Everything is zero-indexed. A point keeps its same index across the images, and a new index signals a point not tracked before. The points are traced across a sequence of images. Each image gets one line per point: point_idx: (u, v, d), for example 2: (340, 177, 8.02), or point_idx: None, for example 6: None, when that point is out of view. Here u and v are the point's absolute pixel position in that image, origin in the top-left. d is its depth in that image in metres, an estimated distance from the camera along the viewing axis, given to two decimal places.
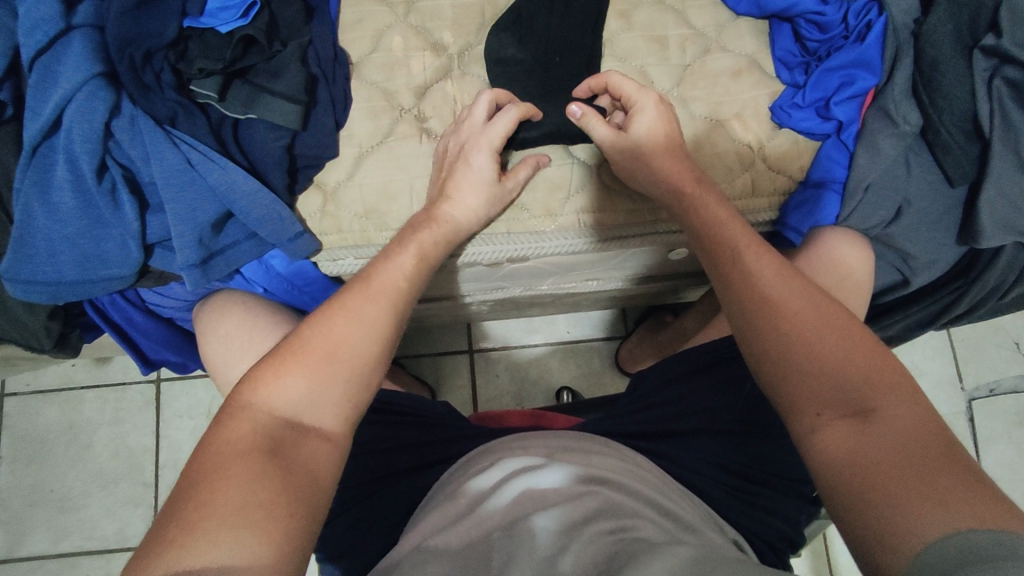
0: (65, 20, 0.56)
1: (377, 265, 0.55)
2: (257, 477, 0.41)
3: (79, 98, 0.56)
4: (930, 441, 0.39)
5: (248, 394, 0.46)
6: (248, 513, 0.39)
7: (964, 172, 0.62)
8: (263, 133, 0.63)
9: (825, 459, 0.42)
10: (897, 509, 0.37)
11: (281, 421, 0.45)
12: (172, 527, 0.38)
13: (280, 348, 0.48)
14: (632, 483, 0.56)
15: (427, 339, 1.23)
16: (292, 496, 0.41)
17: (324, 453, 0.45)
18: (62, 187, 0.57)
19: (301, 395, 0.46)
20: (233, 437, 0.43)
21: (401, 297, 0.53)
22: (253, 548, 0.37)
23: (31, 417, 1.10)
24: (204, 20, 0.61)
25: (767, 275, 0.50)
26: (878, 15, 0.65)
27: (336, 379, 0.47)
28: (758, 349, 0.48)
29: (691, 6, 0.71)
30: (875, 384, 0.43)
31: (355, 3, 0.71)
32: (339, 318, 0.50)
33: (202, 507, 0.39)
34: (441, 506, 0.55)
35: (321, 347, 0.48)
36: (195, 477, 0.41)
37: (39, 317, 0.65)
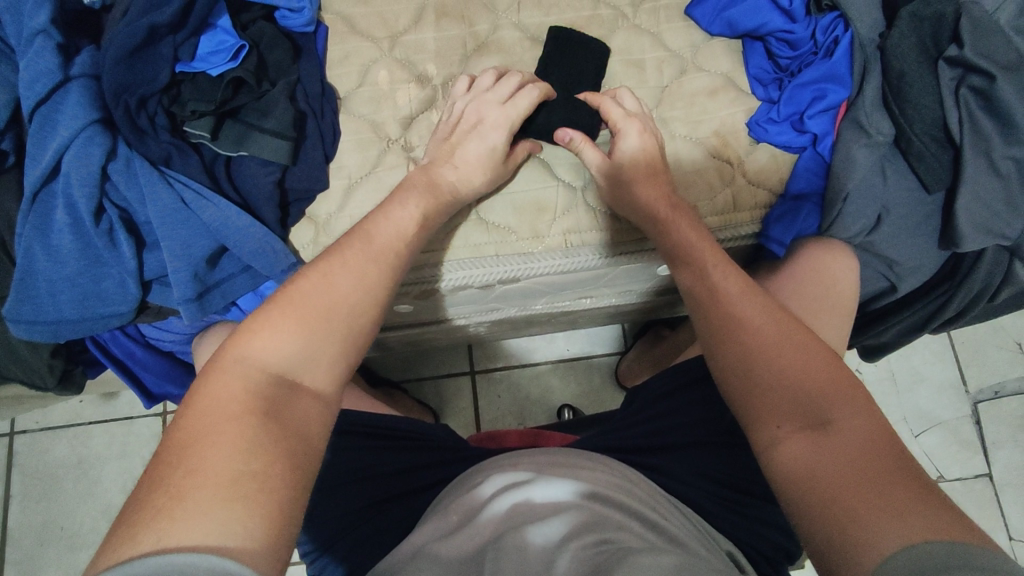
0: (63, 72, 0.58)
1: (374, 227, 0.59)
2: (252, 443, 0.42)
3: (77, 144, 0.58)
4: (880, 452, 0.44)
5: (240, 351, 0.48)
6: (242, 485, 0.40)
7: (939, 178, 0.63)
8: (255, 169, 0.65)
9: (786, 467, 0.47)
10: (853, 516, 0.40)
11: (273, 379, 0.47)
12: (161, 495, 0.39)
13: (272, 306, 0.51)
14: (621, 497, 0.57)
15: (429, 362, 1.24)
16: (289, 460, 0.43)
17: (309, 412, 0.48)
18: (62, 230, 0.59)
19: (293, 356, 0.49)
20: (221, 395, 0.45)
21: (387, 268, 0.57)
22: (244, 523, 0.39)
23: (41, 454, 1.11)
24: (195, 64, 0.64)
25: (718, 290, 0.58)
26: (844, 31, 0.66)
27: (327, 343, 0.51)
28: (723, 359, 0.55)
29: (666, 29, 0.74)
30: (834, 399, 0.48)
31: (341, 40, 0.74)
32: (332, 281, 0.53)
33: (189, 468, 0.40)
34: (435, 517, 0.58)
35: (314, 306, 0.51)
36: (184, 438, 0.42)
37: (42, 355, 0.66)
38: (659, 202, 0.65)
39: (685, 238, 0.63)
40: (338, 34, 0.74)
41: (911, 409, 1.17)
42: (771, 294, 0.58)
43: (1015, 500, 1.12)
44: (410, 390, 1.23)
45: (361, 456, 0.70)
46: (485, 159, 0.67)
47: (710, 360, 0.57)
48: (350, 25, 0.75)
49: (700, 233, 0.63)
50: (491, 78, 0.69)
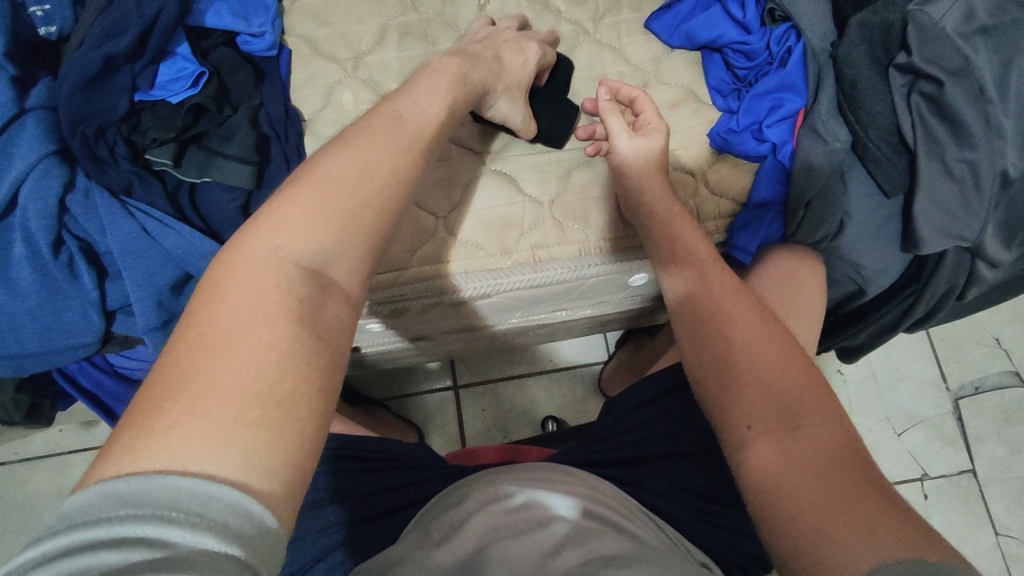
0: (17, 104, 0.58)
1: (403, 108, 0.50)
2: (282, 351, 0.36)
3: (34, 177, 0.58)
4: (845, 462, 0.44)
5: (263, 237, 0.40)
6: (269, 406, 0.34)
7: (895, 183, 0.64)
8: (219, 194, 0.65)
9: (753, 469, 0.47)
10: (814, 525, 0.41)
11: (303, 273, 0.40)
12: (176, 406, 0.33)
13: (303, 187, 0.43)
14: (603, 509, 0.58)
15: (412, 378, 1.24)
16: (324, 375, 0.38)
17: (339, 316, 0.41)
18: (20, 264, 0.58)
19: (325, 246, 0.41)
20: (243, 292, 0.38)
21: (428, 153, 0.48)
22: (272, 451, 0.33)
23: (19, 486, 1.10)
24: (155, 92, 0.63)
25: (690, 298, 0.59)
26: (797, 40, 0.68)
27: (367, 234, 0.43)
28: (706, 356, 0.55)
29: (627, 43, 0.75)
30: (807, 403, 0.48)
31: (305, 63, 0.74)
32: (372, 160, 0.45)
33: (209, 371, 0.34)
34: (418, 531, 0.59)
35: (346, 190, 0.43)
36: (203, 340, 0.35)
37: (7, 390, 0.65)
38: (655, 196, 0.65)
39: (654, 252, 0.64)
40: (303, 56, 0.75)
41: (894, 408, 1.18)
42: (755, 295, 0.58)
43: (1000, 496, 1.13)
44: (393, 407, 1.22)
45: (335, 478, 0.70)
46: (520, 69, 0.68)
47: (686, 363, 0.58)
48: (314, 48, 0.75)
49: (669, 237, 0.63)
50: (512, 22, 0.72)
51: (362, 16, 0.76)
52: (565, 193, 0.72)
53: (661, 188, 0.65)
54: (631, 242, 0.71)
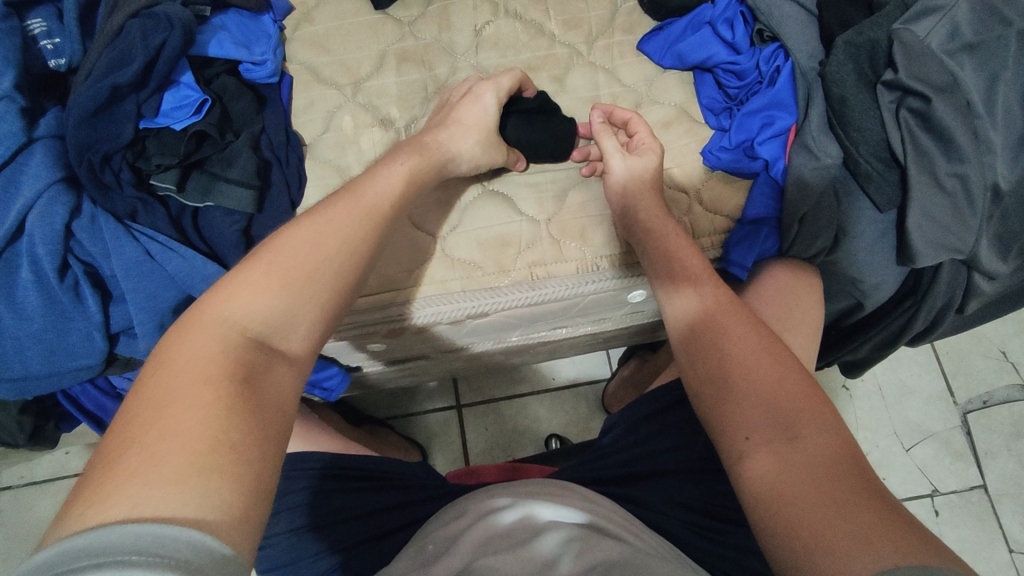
0: (26, 134, 0.60)
1: (364, 183, 0.55)
2: (227, 405, 0.38)
3: (41, 204, 0.59)
4: (841, 472, 0.44)
5: (218, 309, 0.43)
6: (218, 454, 0.35)
7: (889, 198, 0.64)
8: (221, 219, 0.66)
9: (752, 480, 0.47)
10: (813, 534, 0.41)
11: (251, 342, 0.42)
12: (129, 459, 0.34)
13: (253, 263, 0.46)
14: (602, 519, 0.59)
15: (415, 398, 1.24)
16: (270, 429, 0.39)
17: (284, 379, 0.43)
18: (27, 289, 0.59)
19: (274, 315, 0.44)
20: (195, 355, 0.40)
21: (377, 224, 0.52)
22: (222, 494, 0.34)
23: (26, 510, 1.10)
24: (159, 120, 0.65)
25: (686, 316, 0.60)
26: (785, 60, 0.69)
27: (311, 305, 0.46)
28: (702, 371, 0.56)
29: (620, 64, 0.76)
30: (804, 413, 0.48)
31: (305, 89, 0.76)
32: (322, 234, 0.48)
33: (156, 427, 0.35)
34: (411, 551, 0.60)
35: (298, 264, 0.46)
36: (155, 399, 0.37)
37: (10, 413, 0.66)
38: (653, 214, 0.65)
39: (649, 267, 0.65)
40: (303, 83, 0.77)
41: (901, 423, 1.16)
42: (748, 309, 0.58)
43: (1013, 511, 1.11)
44: (397, 427, 1.22)
45: (336, 498, 0.70)
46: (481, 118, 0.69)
47: (683, 375, 0.58)
48: (314, 74, 0.77)
49: (664, 252, 0.64)
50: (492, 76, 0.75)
51: (361, 43, 0.78)
52: (562, 211, 0.73)
53: (655, 205, 0.66)
54: (630, 259, 0.72)
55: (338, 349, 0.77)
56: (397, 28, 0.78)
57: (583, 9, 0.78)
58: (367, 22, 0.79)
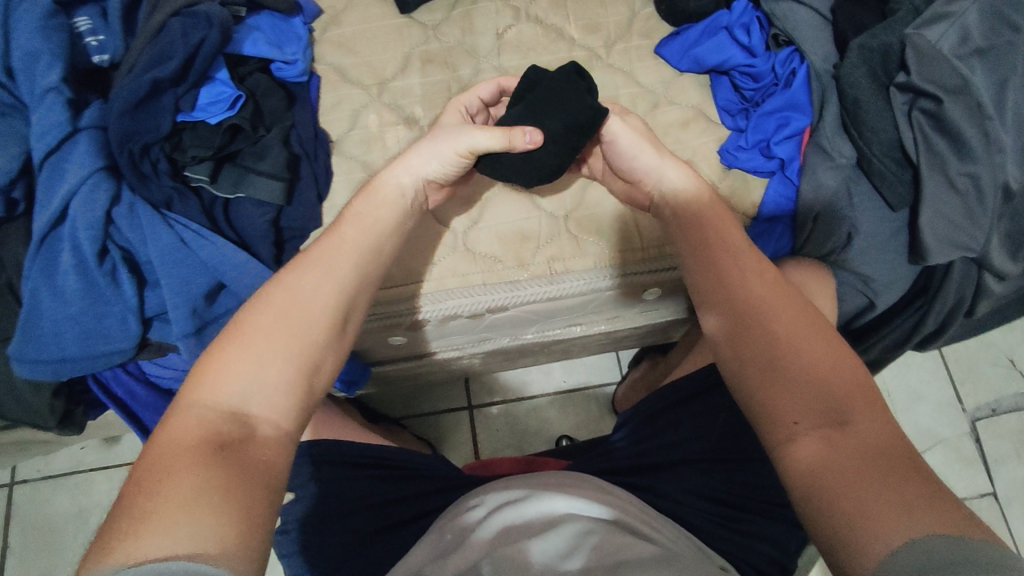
0: (71, 124, 0.63)
1: (329, 232, 0.57)
2: (216, 475, 0.42)
3: (84, 191, 0.62)
4: (893, 459, 0.45)
5: (196, 389, 0.47)
6: (202, 505, 0.40)
7: (901, 196, 0.66)
8: (252, 210, 0.69)
9: (797, 464, 0.48)
10: (869, 521, 0.42)
11: (228, 413, 0.46)
12: (126, 521, 0.39)
13: (237, 334, 0.49)
14: (616, 512, 0.59)
15: (428, 397, 1.25)
16: (258, 491, 0.43)
17: (273, 441, 0.47)
18: (67, 272, 0.62)
19: (246, 383, 0.47)
20: (178, 434, 0.44)
21: (350, 280, 0.54)
22: (210, 536, 0.39)
23: (41, 505, 1.09)
24: (195, 114, 0.67)
25: (724, 295, 0.57)
26: (800, 63, 0.72)
27: (283, 366, 0.49)
28: (746, 352, 0.54)
29: (638, 67, 0.78)
30: (853, 400, 0.49)
31: (333, 88, 0.79)
32: (299, 300, 0.51)
33: (154, 499, 0.40)
34: (429, 539, 0.61)
35: (262, 333, 0.49)
36: (145, 475, 0.42)
37: (43, 395, 0.68)
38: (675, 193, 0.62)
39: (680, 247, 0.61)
40: (331, 82, 0.79)
41: (911, 429, 1.17)
42: (795, 289, 0.57)
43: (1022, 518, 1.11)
44: (410, 426, 1.24)
45: (354, 486, 0.70)
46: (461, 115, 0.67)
47: (720, 358, 0.56)
48: (341, 74, 0.80)
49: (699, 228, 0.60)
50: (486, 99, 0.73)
51: (387, 45, 0.81)
52: (581, 207, 0.75)
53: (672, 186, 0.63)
54: (646, 254, 0.73)
55: (359, 342, 0.79)
56: (421, 31, 0.81)
57: (602, 14, 0.80)
58: (392, 24, 0.82)
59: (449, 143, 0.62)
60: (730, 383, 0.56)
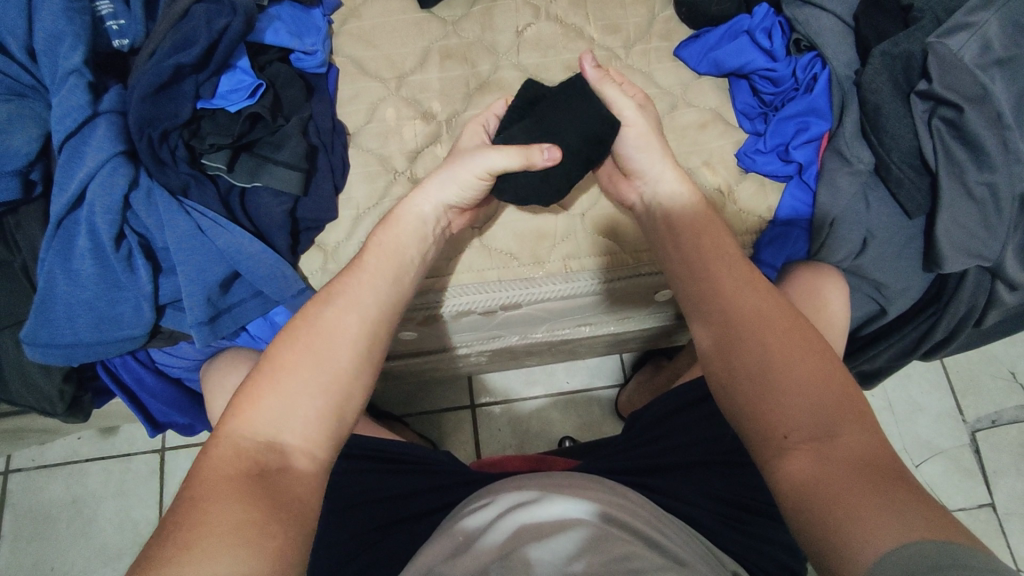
0: (92, 107, 0.63)
1: (361, 259, 0.57)
2: (253, 511, 0.42)
3: (102, 174, 0.61)
4: (884, 473, 0.42)
5: (232, 422, 0.47)
6: (244, 531, 0.41)
7: (919, 204, 0.66)
8: (268, 199, 0.68)
9: (788, 481, 0.44)
10: (860, 539, 0.38)
11: (263, 446, 0.46)
12: (169, 549, 0.39)
13: (272, 368, 0.49)
14: (623, 517, 0.55)
15: (430, 395, 1.25)
16: (294, 525, 0.43)
17: (307, 477, 0.46)
18: (83, 256, 0.62)
19: (281, 417, 0.47)
20: (215, 467, 0.44)
21: (382, 310, 0.54)
22: (251, 562, 0.39)
23: (35, 494, 1.06)
24: (215, 101, 0.68)
25: (715, 307, 0.54)
26: (822, 68, 0.72)
27: (316, 399, 0.48)
28: (736, 365, 0.51)
29: (657, 69, 0.78)
30: (844, 414, 0.45)
31: (351, 80, 0.79)
32: (331, 336, 0.51)
33: (196, 531, 0.40)
34: (437, 542, 0.57)
35: (295, 366, 0.49)
36: (184, 506, 0.42)
37: (54, 379, 0.67)
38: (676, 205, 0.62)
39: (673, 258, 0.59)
40: (349, 75, 0.79)
41: (912, 439, 1.17)
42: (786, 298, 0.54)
43: (1020, 530, 1.12)
44: (411, 424, 1.23)
45: (360, 480, 0.70)
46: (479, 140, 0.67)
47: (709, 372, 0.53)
48: (360, 67, 0.79)
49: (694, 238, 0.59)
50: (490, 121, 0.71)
51: (406, 40, 0.80)
52: (598, 206, 0.75)
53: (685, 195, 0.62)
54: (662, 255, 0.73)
55: None
56: (441, 27, 0.81)
57: (622, 15, 0.81)
58: (412, 19, 0.81)
59: (468, 169, 0.62)
60: (722, 400, 0.53)
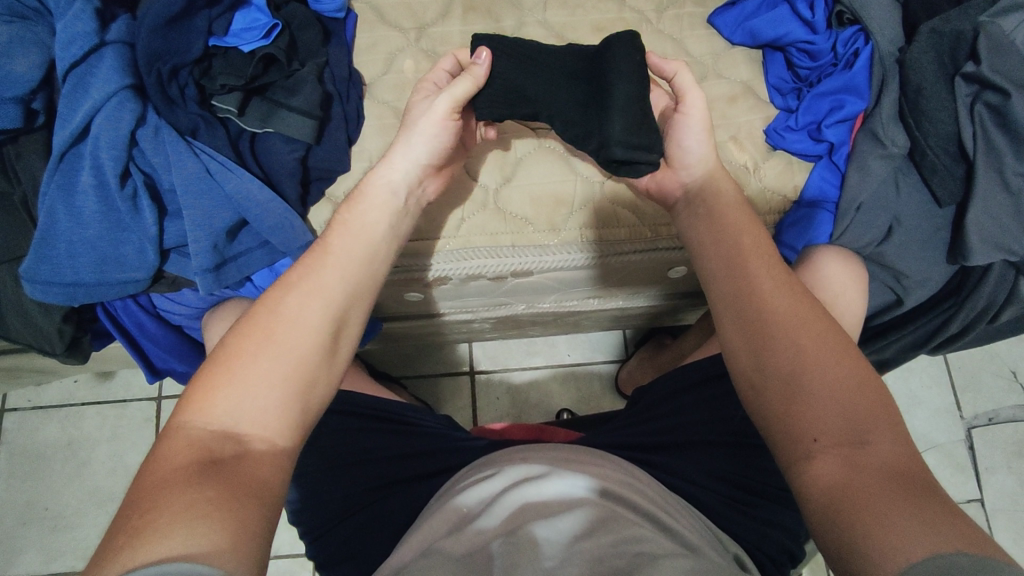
0: (99, 36, 0.60)
1: (318, 243, 0.54)
2: (208, 494, 0.41)
3: (109, 107, 0.59)
4: (914, 484, 0.41)
5: (185, 413, 0.45)
6: (197, 508, 0.40)
7: (951, 192, 0.64)
8: (279, 145, 0.66)
9: (815, 484, 0.43)
10: (892, 546, 0.38)
11: (220, 436, 0.44)
12: (122, 535, 0.38)
13: (226, 357, 0.47)
14: (635, 498, 0.55)
15: (429, 359, 1.24)
16: (256, 505, 0.42)
17: (269, 461, 0.45)
18: (86, 192, 0.60)
19: (233, 409, 0.45)
20: (168, 460, 0.43)
21: (339, 293, 0.51)
22: (209, 534, 0.39)
23: (30, 434, 1.06)
24: (228, 40, 0.64)
25: (742, 301, 0.52)
26: (864, 44, 0.69)
27: (268, 388, 0.46)
28: (769, 365, 0.49)
29: (689, 35, 0.75)
30: (873, 419, 0.44)
31: (369, 28, 0.75)
32: (282, 324, 0.48)
33: (148, 516, 0.39)
34: (435, 515, 0.55)
35: (244, 357, 0.47)
36: (138, 496, 0.41)
37: (53, 319, 0.65)
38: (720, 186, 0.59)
39: (709, 249, 0.56)
40: (368, 22, 0.75)
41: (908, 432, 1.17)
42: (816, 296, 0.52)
43: (1006, 526, 1.13)
44: (409, 387, 1.23)
45: (361, 439, 0.69)
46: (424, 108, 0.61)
47: (735, 368, 0.51)
48: (379, 15, 0.76)
49: (731, 226, 0.56)
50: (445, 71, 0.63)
51: None
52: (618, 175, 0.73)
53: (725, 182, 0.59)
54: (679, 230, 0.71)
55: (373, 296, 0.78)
56: None
57: None
58: None
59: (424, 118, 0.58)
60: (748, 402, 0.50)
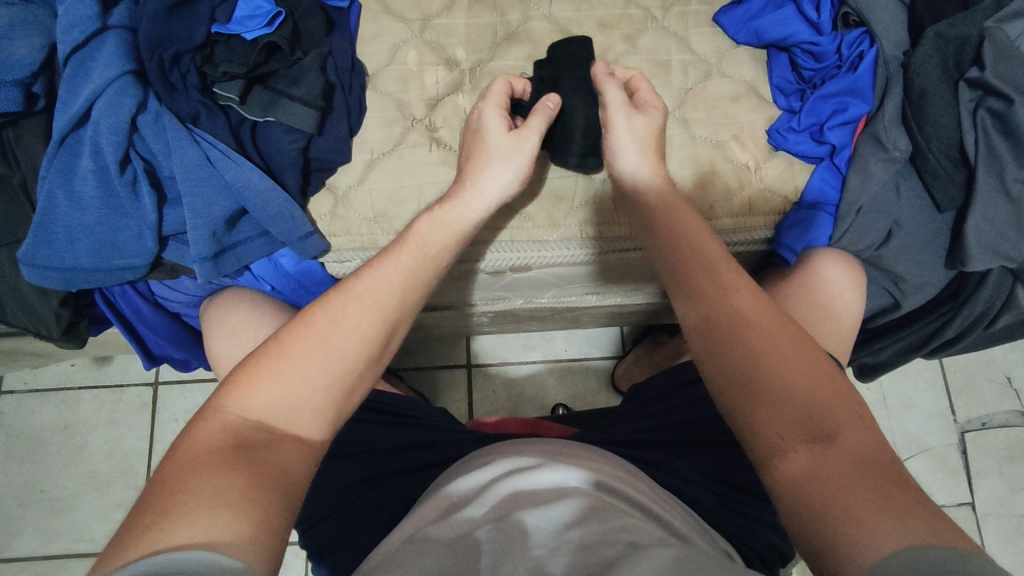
0: (101, 20, 0.60)
1: (377, 260, 0.54)
2: (237, 481, 0.41)
3: (110, 92, 0.59)
4: (883, 474, 0.41)
5: (224, 399, 0.46)
6: (225, 495, 0.40)
7: (952, 198, 0.64)
8: (280, 135, 0.66)
9: (785, 479, 0.43)
10: (863, 540, 0.38)
11: (254, 425, 0.45)
12: (149, 514, 0.39)
13: (275, 353, 0.48)
14: (625, 488, 0.55)
15: (427, 351, 1.24)
16: (277, 495, 0.42)
17: (295, 454, 0.45)
18: (86, 176, 0.60)
19: (275, 405, 0.46)
20: (200, 442, 0.43)
21: (395, 310, 0.52)
22: (233, 525, 0.39)
23: (27, 417, 1.06)
24: (231, 26, 0.64)
25: (706, 304, 0.52)
26: (870, 46, 0.69)
27: (312, 391, 0.47)
28: (729, 364, 0.49)
29: (693, 33, 0.75)
30: (838, 410, 0.45)
31: (373, 18, 0.74)
32: (338, 333, 0.49)
33: (177, 497, 0.39)
34: (426, 504, 0.56)
35: (296, 358, 0.48)
36: (168, 474, 0.42)
37: (51, 302, 0.66)
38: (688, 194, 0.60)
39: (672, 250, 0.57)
40: (372, 12, 0.74)
41: (901, 434, 1.18)
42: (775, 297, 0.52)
43: (995, 530, 1.13)
44: (406, 378, 1.23)
45: (360, 430, 0.70)
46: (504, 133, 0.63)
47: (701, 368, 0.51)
48: (383, 4, 0.75)
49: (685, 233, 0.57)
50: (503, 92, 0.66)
51: None
52: None
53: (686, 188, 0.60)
54: None
55: None
56: None
57: None
58: None
59: (518, 158, 0.62)
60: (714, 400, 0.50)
